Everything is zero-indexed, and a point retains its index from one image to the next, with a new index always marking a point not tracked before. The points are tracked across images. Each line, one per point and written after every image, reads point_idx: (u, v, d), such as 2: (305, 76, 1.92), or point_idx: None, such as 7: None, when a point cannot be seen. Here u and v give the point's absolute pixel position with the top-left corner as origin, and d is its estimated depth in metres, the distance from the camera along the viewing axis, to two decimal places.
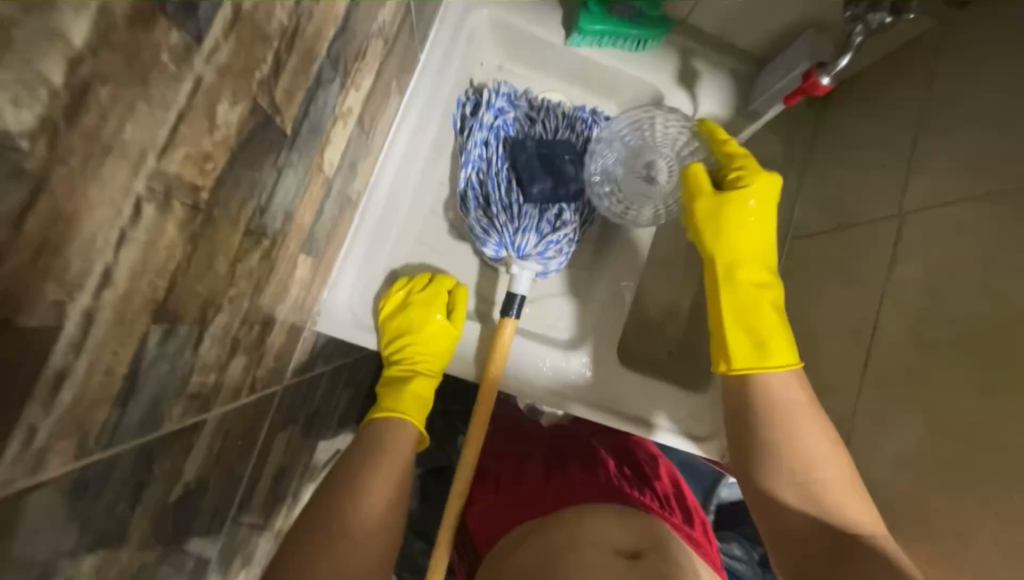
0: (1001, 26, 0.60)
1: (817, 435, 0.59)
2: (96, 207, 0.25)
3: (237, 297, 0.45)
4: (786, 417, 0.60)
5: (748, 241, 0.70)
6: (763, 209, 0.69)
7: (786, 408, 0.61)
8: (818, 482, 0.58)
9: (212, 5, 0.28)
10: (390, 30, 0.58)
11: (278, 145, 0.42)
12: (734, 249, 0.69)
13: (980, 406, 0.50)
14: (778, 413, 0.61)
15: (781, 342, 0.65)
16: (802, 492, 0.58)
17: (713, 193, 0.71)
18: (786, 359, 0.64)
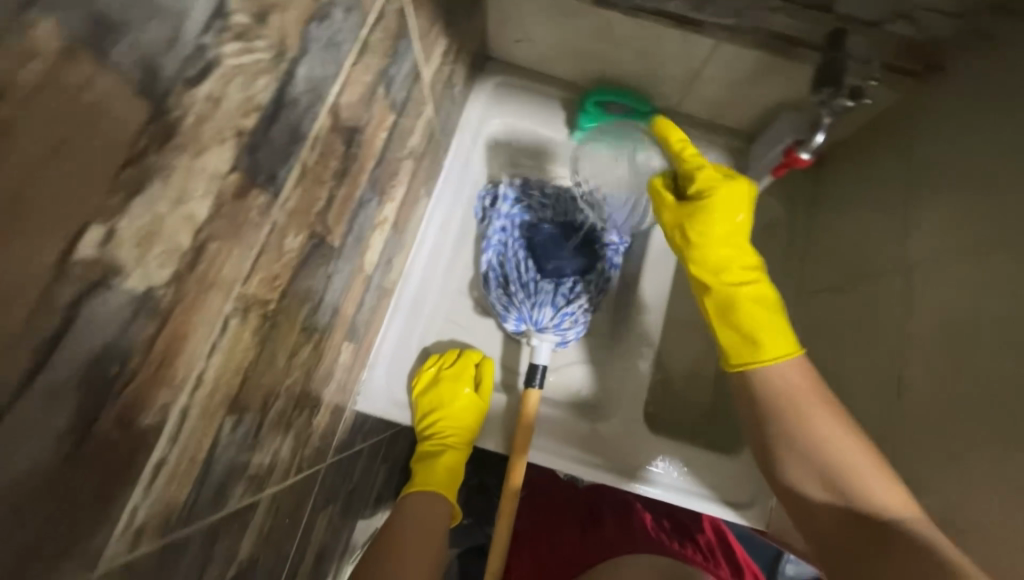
0: (962, 95, 0.65)
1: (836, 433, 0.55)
2: (199, 327, 0.34)
3: (292, 385, 0.52)
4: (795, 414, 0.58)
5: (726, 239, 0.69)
6: (725, 210, 0.70)
7: (787, 396, 0.59)
8: (843, 474, 0.54)
9: (287, 172, 0.38)
10: (418, 151, 0.70)
11: (328, 257, 0.51)
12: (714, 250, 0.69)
13: None
14: (780, 402, 0.59)
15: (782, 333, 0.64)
16: (829, 486, 0.55)
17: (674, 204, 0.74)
18: (782, 351, 0.62)
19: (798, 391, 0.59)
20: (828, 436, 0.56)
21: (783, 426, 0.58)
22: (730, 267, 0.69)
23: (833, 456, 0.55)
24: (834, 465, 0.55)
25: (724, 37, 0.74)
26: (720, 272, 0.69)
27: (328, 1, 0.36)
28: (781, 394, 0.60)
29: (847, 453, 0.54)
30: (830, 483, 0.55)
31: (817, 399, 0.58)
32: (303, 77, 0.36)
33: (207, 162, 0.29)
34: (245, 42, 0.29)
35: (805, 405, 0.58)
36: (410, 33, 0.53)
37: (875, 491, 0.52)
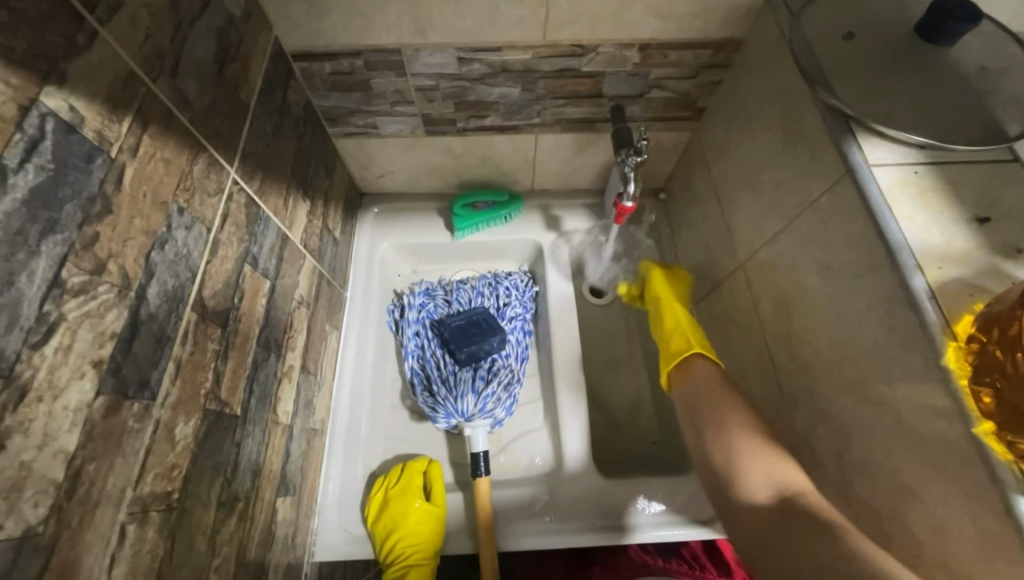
0: (719, 125, 0.83)
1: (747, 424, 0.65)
2: (92, 545, 0.36)
3: (223, 563, 0.53)
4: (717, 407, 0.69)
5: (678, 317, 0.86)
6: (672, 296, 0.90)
7: (714, 394, 0.71)
8: (756, 462, 0.61)
9: (160, 372, 0.43)
10: (309, 297, 0.77)
11: (233, 426, 0.55)
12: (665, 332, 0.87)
13: None
14: (707, 398, 0.71)
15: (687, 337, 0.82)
16: (753, 478, 0.60)
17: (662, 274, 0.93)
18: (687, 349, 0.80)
19: (718, 392, 0.71)
20: (742, 430, 0.65)
21: (710, 420, 0.68)
22: (680, 306, 0.88)
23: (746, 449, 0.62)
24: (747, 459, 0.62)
25: (539, 130, 0.91)
26: (676, 304, 0.88)
27: (166, 229, 0.44)
28: (706, 391, 0.72)
29: (757, 444, 0.62)
30: (746, 476, 0.60)
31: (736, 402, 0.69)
32: (156, 293, 0.43)
33: (68, 399, 0.34)
34: (86, 294, 0.36)
35: (727, 401, 0.69)
36: (264, 213, 0.63)
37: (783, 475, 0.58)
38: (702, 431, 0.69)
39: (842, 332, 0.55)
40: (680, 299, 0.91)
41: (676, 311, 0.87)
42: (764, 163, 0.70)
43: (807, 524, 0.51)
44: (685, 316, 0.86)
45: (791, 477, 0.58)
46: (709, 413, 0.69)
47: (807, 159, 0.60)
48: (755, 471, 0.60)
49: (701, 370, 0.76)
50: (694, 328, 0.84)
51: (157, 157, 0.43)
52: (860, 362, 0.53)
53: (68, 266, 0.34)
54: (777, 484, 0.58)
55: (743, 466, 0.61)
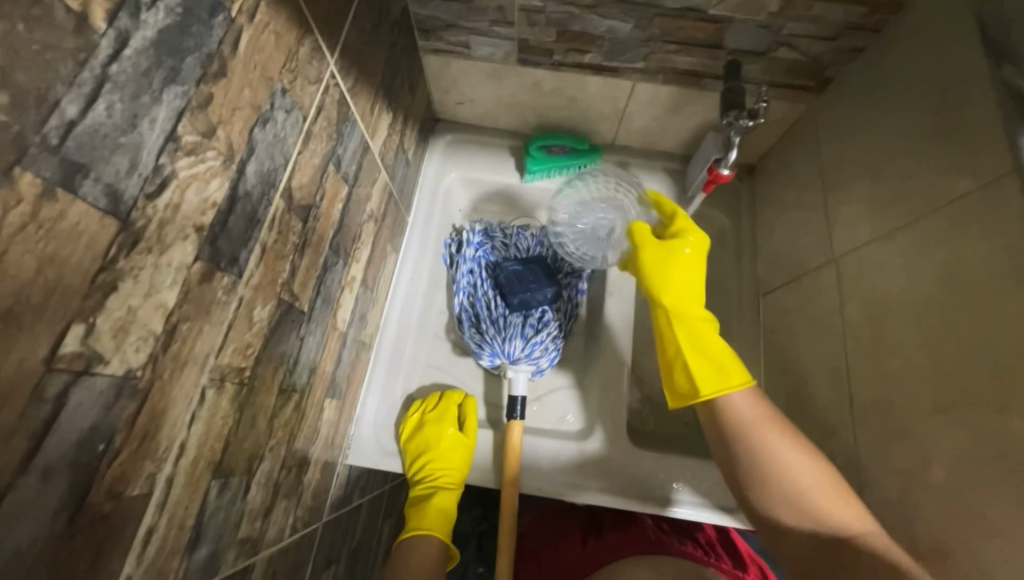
0: (847, 99, 0.74)
1: (783, 454, 0.61)
2: (178, 401, 0.38)
3: (277, 446, 0.55)
4: (749, 438, 0.63)
5: (692, 329, 0.74)
6: (677, 289, 0.77)
7: (749, 431, 0.64)
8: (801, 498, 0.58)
9: (248, 252, 0.43)
10: (378, 213, 0.76)
11: (299, 321, 0.56)
12: (671, 347, 0.75)
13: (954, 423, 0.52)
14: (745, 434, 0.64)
15: (719, 365, 0.70)
16: (798, 512, 0.59)
17: (655, 243, 0.80)
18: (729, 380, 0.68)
19: (750, 422, 0.64)
20: (781, 465, 0.60)
21: (741, 456, 0.64)
22: (688, 309, 0.76)
23: (788, 489, 0.59)
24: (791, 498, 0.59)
25: (639, 77, 0.84)
26: (685, 309, 0.76)
27: (269, 108, 0.43)
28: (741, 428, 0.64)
29: (797, 484, 0.59)
30: (791, 512, 0.59)
31: (770, 422, 0.63)
32: (253, 172, 0.42)
33: (172, 257, 0.34)
34: (196, 155, 0.35)
35: (761, 432, 0.63)
36: (352, 115, 0.61)
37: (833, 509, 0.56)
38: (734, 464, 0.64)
39: (955, 348, 0.50)
40: (693, 290, 0.79)
41: (687, 313, 0.76)
42: (899, 149, 0.62)
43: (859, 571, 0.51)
44: (688, 333, 0.74)
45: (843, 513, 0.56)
46: (742, 447, 0.64)
47: (960, 149, 0.53)
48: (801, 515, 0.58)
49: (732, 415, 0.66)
50: (711, 345, 0.72)
51: (269, 28, 0.41)
52: (971, 382, 0.48)
53: (184, 122, 0.34)
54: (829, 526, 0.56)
55: (788, 501, 0.59)
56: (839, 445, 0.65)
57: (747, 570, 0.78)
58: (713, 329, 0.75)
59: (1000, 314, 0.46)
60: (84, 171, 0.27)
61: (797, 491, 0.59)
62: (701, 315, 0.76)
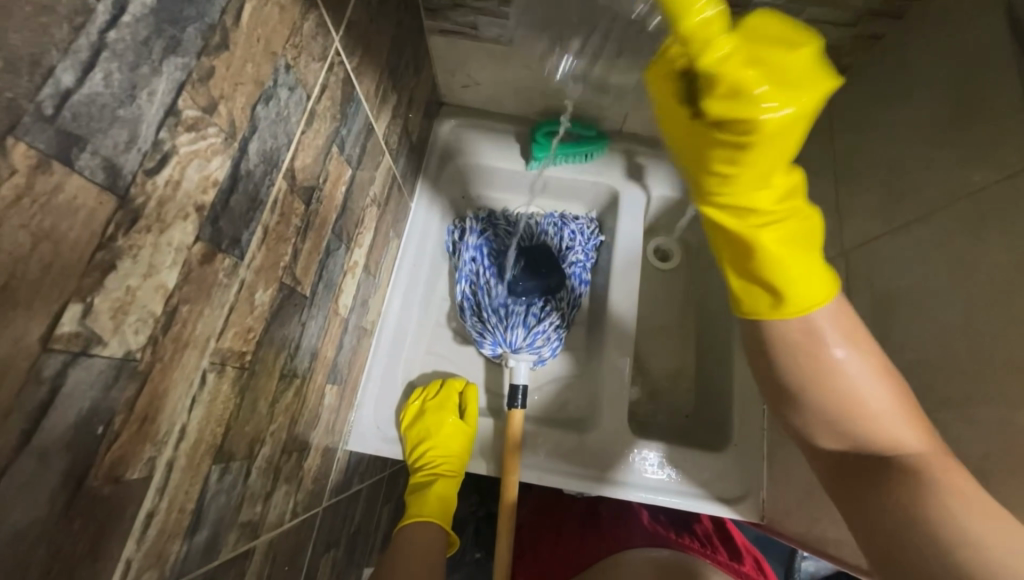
0: (865, 89, 0.72)
1: (849, 366, 0.42)
2: (178, 383, 0.37)
3: (277, 431, 0.55)
4: (804, 346, 0.43)
5: (773, 219, 0.47)
6: (755, 181, 0.46)
7: (807, 353, 0.43)
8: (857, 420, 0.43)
9: (250, 234, 0.42)
10: (381, 197, 0.75)
11: (301, 305, 0.55)
12: (752, 245, 0.47)
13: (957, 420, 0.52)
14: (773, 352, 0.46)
15: (804, 271, 0.45)
16: (844, 429, 0.44)
17: (694, 117, 0.43)
18: (817, 295, 0.44)
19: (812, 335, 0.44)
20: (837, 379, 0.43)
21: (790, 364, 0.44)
22: (769, 198, 0.47)
23: (839, 403, 0.43)
24: (838, 411, 0.44)
25: None
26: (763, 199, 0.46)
27: (272, 84, 0.42)
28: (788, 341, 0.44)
29: (853, 401, 0.43)
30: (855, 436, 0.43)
31: (832, 321, 0.43)
32: (256, 151, 0.41)
33: (172, 236, 0.33)
34: (197, 131, 0.34)
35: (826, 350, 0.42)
36: (356, 95, 0.59)
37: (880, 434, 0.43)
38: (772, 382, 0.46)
39: (965, 345, 0.50)
40: (779, 169, 0.46)
41: (756, 209, 0.47)
42: (917, 142, 0.60)
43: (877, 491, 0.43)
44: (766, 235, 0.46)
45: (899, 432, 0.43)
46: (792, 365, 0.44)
47: (980, 142, 0.52)
48: (835, 432, 0.45)
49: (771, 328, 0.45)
50: (781, 259, 0.46)
51: (273, 0, 0.39)
52: (982, 379, 0.48)
53: (185, 95, 0.32)
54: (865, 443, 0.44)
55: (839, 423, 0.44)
56: None
57: (743, 561, 0.79)
58: (796, 228, 0.47)
59: (1011, 312, 0.46)
60: (81, 144, 0.26)
61: (854, 405, 0.43)
62: (777, 210, 0.47)
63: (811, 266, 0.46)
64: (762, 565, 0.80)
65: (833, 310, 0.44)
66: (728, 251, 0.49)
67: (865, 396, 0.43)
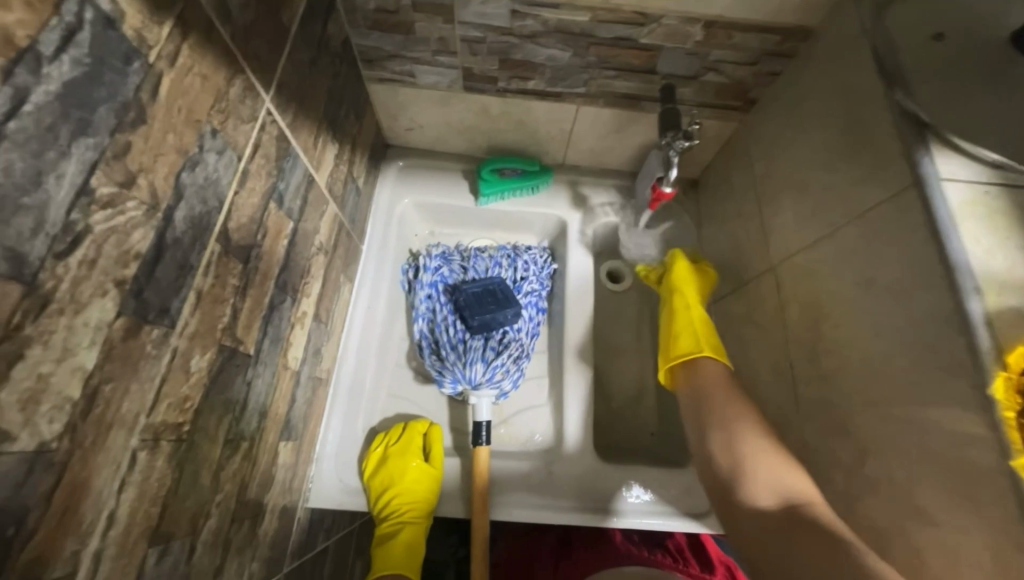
0: (773, 117, 0.79)
1: (752, 429, 0.65)
2: (103, 468, 0.35)
3: (225, 500, 0.52)
4: (722, 409, 0.69)
5: (685, 327, 0.82)
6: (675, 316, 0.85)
7: (723, 416, 0.68)
8: (754, 467, 0.62)
9: (180, 301, 0.41)
10: (328, 245, 0.75)
11: (245, 365, 0.54)
12: (672, 338, 0.83)
13: None
14: (709, 404, 0.70)
15: (688, 339, 0.80)
16: (761, 479, 0.61)
17: (673, 286, 0.88)
18: (690, 348, 0.78)
19: (733, 401, 0.69)
20: (751, 433, 0.65)
21: (717, 417, 0.68)
22: (682, 318, 0.84)
23: (751, 450, 0.63)
24: (751, 459, 0.62)
25: (582, 101, 0.88)
26: (676, 318, 0.84)
27: (198, 151, 0.42)
28: (712, 394, 0.71)
29: (765, 448, 0.63)
30: (749, 480, 0.61)
31: (738, 397, 0.70)
32: (183, 218, 0.41)
33: (89, 316, 0.32)
34: (113, 208, 0.33)
35: (737, 407, 0.68)
36: (293, 150, 0.60)
37: (771, 478, 0.60)
38: (704, 434, 0.69)
39: (879, 348, 0.54)
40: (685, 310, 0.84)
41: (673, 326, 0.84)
42: (820, 165, 0.67)
43: (803, 534, 0.54)
44: (700, 315, 0.82)
45: (802, 489, 0.59)
46: (716, 417, 0.68)
47: (866, 162, 0.58)
48: (760, 479, 0.61)
49: (704, 376, 0.74)
50: (677, 336, 0.82)
51: (195, 72, 0.40)
52: (893, 378, 0.52)
53: (98, 174, 0.32)
54: (783, 494, 0.59)
55: (743, 470, 0.62)
56: (791, 445, 0.69)
57: (715, 571, 0.79)
58: (692, 327, 0.81)
59: (909, 314, 0.50)
60: None
61: (762, 458, 0.62)
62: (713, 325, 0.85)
63: (694, 335, 0.80)
64: (733, 571, 0.81)
65: (717, 375, 0.74)
66: (667, 342, 0.84)
67: (773, 448, 0.62)
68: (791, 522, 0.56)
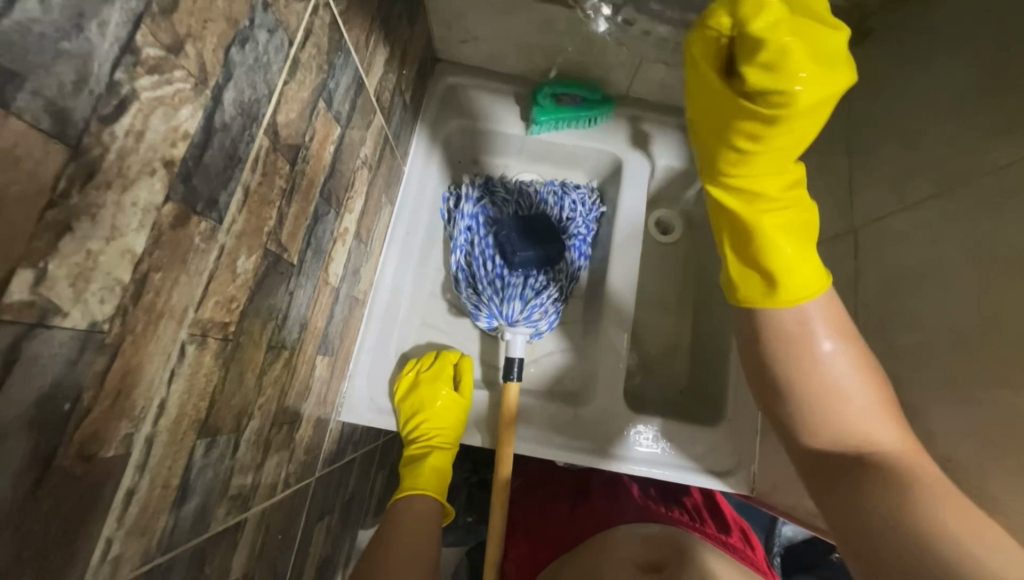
0: (891, 54, 0.67)
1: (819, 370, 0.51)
2: (154, 356, 0.34)
3: (267, 403, 0.53)
4: (784, 344, 0.53)
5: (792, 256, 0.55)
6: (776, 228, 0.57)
7: (783, 352, 0.53)
8: (813, 412, 0.52)
9: (228, 195, 0.39)
10: (372, 159, 0.70)
11: (287, 274, 0.52)
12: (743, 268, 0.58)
13: (953, 400, 0.50)
14: (779, 339, 0.53)
15: (802, 265, 0.55)
16: (820, 424, 0.52)
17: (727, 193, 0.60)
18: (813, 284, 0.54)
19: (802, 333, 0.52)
20: (812, 373, 0.51)
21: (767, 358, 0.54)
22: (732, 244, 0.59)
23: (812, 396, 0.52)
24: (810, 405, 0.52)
25: (662, 20, 0.77)
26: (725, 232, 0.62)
27: (248, 24, 0.37)
28: (781, 332, 0.53)
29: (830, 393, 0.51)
30: (811, 424, 0.52)
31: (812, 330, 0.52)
32: (232, 101, 0.37)
33: (137, 196, 0.30)
34: (161, 74, 0.30)
35: (805, 347, 0.52)
36: (345, 44, 0.54)
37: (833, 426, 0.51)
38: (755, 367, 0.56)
39: (977, 328, 0.49)
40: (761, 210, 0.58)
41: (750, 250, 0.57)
42: (946, 114, 0.57)
43: (872, 494, 0.47)
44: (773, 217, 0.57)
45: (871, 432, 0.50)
46: (773, 359, 0.53)
47: (1010, 112, 0.50)
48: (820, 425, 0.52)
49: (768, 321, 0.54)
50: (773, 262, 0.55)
51: None
52: (990, 361, 0.47)
53: (144, 30, 0.28)
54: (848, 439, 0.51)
55: (799, 410, 0.53)
56: None
57: (730, 533, 0.78)
58: (782, 219, 0.57)
59: None
60: (18, 82, 0.23)
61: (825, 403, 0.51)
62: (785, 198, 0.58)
63: (803, 255, 0.55)
64: (747, 535, 0.80)
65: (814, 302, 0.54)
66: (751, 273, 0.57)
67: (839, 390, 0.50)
68: (858, 474, 0.49)
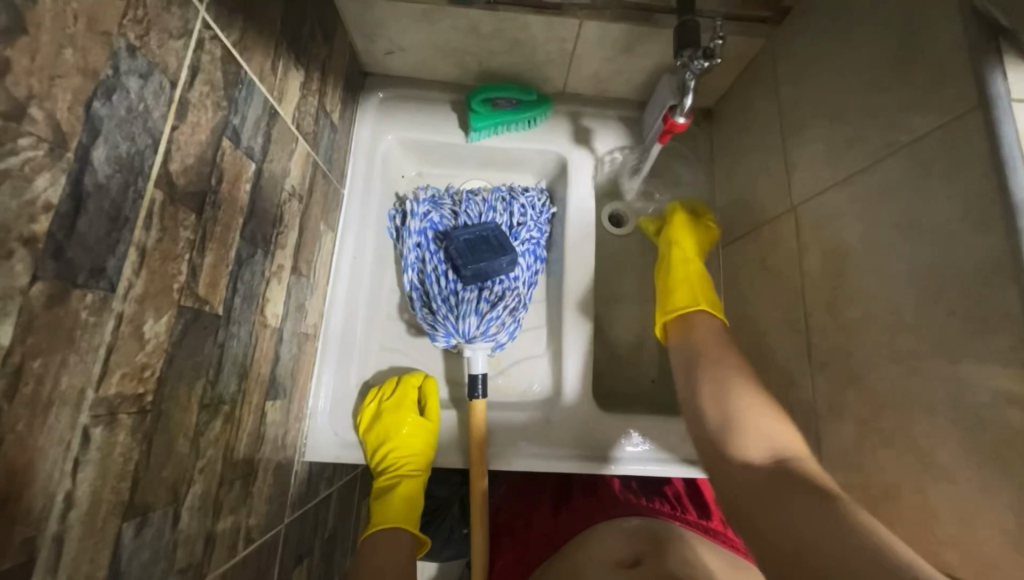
0: (809, 30, 0.68)
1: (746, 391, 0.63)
2: (48, 449, 0.31)
3: (210, 464, 0.50)
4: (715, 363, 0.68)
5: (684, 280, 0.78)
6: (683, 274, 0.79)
7: (715, 371, 0.67)
8: (745, 424, 0.60)
9: (118, 260, 0.35)
10: (302, 189, 0.67)
11: (214, 326, 0.49)
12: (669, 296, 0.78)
13: (896, 370, 0.51)
14: (702, 359, 0.69)
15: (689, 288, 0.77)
16: (753, 438, 0.58)
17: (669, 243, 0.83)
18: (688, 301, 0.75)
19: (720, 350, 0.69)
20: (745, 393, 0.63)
21: (711, 375, 0.67)
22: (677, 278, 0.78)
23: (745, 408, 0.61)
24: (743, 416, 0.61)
25: (585, 15, 0.77)
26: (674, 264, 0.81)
27: (112, 73, 0.34)
28: (705, 349, 0.69)
29: (759, 406, 0.61)
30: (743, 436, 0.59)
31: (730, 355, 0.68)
32: (105, 158, 0.34)
33: None
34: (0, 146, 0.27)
35: (728, 362, 0.67)
36: (246, 76, 0.51)
37: (762, 438, 0.58)
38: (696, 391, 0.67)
39: (910, 299, 0.50)
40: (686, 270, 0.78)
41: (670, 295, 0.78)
42: (865, 87, 0.58)
43: (798, 495, 0.49)
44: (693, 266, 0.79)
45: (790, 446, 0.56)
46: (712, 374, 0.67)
47: (921, 82, 0.51)
48: (752, 436, 0.58)
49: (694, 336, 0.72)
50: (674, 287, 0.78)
51: None
52: (928, 330, 0.48)
53: None
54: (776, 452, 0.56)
55: (733, 421, 0.61)
56: (797, 397, 0.66)
57: (710, 518, 0.78)
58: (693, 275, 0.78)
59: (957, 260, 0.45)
60: None
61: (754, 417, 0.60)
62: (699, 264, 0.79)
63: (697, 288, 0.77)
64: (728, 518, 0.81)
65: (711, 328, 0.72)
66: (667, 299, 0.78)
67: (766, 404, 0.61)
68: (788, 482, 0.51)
